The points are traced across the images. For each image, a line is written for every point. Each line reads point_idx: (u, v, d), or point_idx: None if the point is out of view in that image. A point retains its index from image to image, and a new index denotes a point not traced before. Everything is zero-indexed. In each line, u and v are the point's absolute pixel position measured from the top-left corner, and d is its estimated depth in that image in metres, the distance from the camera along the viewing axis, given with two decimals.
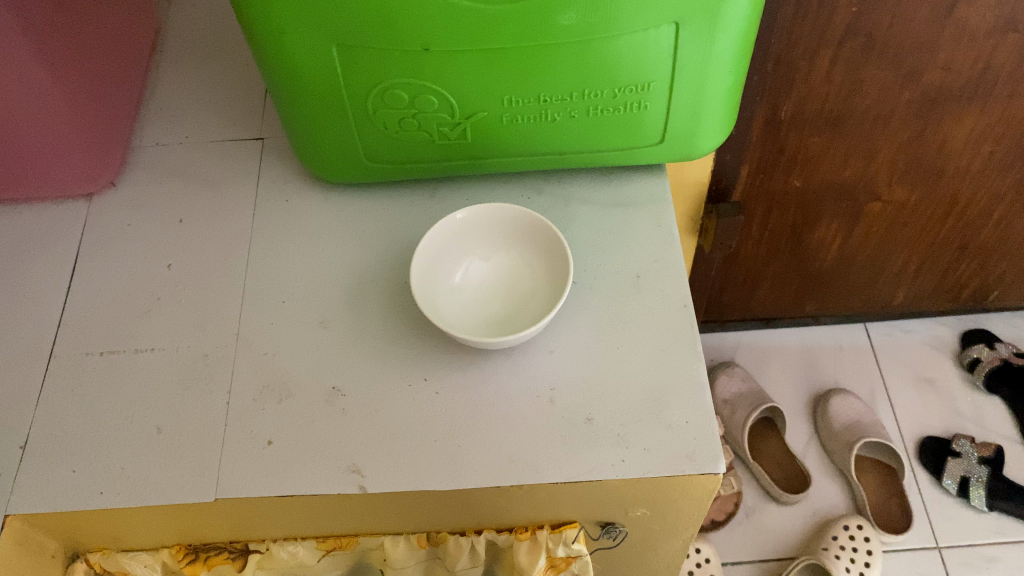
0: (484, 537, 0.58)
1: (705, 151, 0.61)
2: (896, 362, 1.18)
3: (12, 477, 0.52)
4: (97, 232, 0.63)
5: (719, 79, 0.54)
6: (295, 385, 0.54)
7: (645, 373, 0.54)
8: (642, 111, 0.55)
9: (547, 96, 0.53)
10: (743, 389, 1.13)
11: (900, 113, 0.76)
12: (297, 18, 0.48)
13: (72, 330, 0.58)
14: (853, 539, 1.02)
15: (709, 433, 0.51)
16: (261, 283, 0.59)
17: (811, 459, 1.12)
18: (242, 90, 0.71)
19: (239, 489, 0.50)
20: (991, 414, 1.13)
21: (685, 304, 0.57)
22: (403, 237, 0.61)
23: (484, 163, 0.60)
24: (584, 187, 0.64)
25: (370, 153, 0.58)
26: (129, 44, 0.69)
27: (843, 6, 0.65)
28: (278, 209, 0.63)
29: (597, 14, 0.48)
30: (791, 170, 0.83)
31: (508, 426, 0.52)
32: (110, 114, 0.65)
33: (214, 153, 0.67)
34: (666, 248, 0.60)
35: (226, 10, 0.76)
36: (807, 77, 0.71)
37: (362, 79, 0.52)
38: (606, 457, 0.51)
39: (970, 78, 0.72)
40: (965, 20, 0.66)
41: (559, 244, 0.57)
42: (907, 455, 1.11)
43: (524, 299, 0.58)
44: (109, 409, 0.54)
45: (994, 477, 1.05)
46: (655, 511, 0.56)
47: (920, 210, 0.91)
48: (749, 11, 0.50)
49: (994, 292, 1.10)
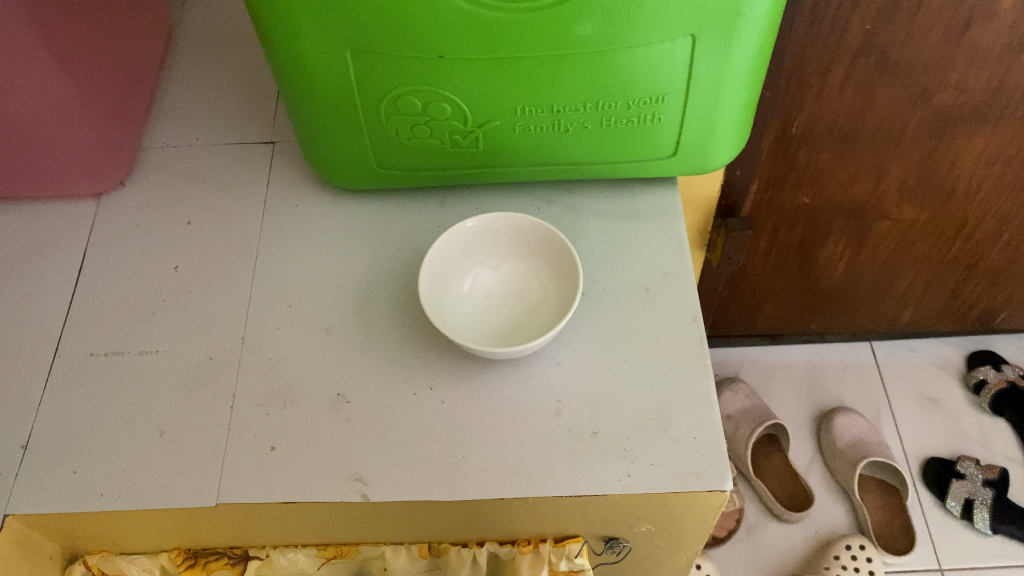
0: (486, 549, 0.57)
1: (716, 166, 0.60)
2: (902, 381, 1.18)
3: (12, 477, 0.51)
4: (105, 232, 0.63)
5: (733, 93, 0.54)
6: (299, 391, 0.54)
7: (652, 387, 0.54)
8: (655, 123, 0.55)
9: (560, 106, 0.53)
10: (748, 405, 1.12)
11: (912, 131, 0.76)
12: (311, 22, 0.48)
13: (76, 330, 0.58)
14: (854, 559, 1.01)
15: (717, 450, 0.51)
16: (268, 288, 0.59)
17: (815, 477, 1.12)
18: (253, 93, 0.70)
19: (240, 494, 0.50)
20: (996, 437, 1.12)
21: (695, 318, 0.56)
22: (411, 244, 0.60)
23: (494, 172, 0.59)
24: (594, 198, 0.63)
25: (381, 159, 0.58)
26: (142, 44, 0.69)
27: (856, 23, 0.64)
28: (286, 214, 0.63)
29: (612, 25, 0.47)
30: (801, 186, 0.83)
31: (512, 437, 0.52)
32: (120, 115, 0.65)
33: (224, 156, 0.66)
34: (675, 261, 0.59)
35: (240, 13, 0.76)
36: (819, 94, 0.71)
37: (375, 85, 0.52)
38: (612, 472, 0.50)
39: (982, 99, 0.72)
40: (979, 41, 0.66)
41: (569, 255, 0.56)
42: (911, 476, 1.10)
43: (532, 310, 0.58)
44: (111, 412, 0.54)
45: (998, 499, 1.04)
46: (660, 527, 0.55)
47: (929, 229, 0.90)
48: (766, 26, 0.50)
49: (1001, 313, 1.10)
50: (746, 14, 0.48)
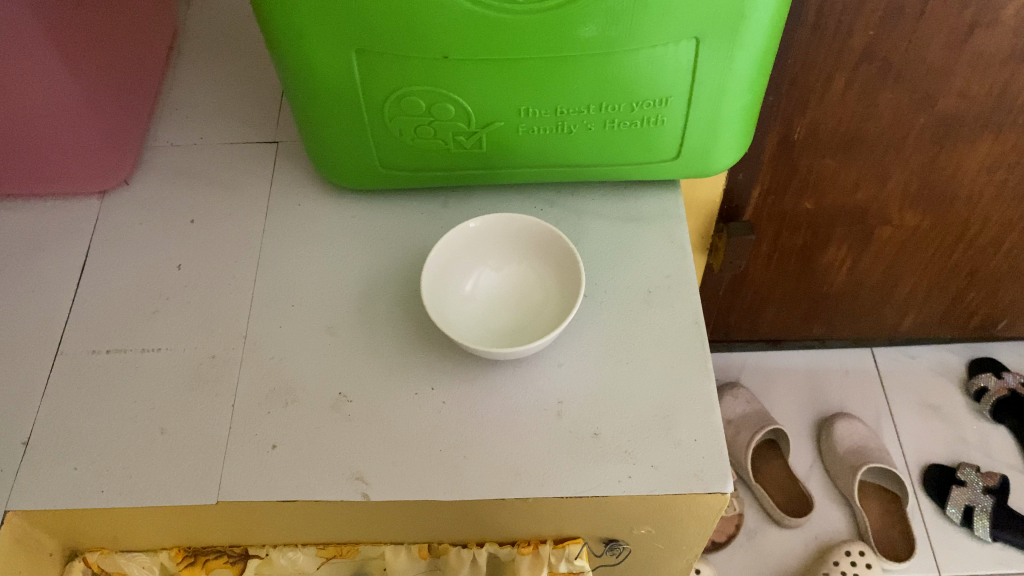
0: (486, 550, 0.57)
1: (719, 169, 0.60)
2: (902, 388, 1.18)
3: (13, 472, 0.51)
4: (108, 230, 0.63)
5: (737, 96, 0.54)
6: (301, 390, 0.54)
7: (654, 390, 0.54)
8: (658, 126, 0.55)
9: (564, 107, 0.53)
10: (748, 410, 1.12)
11: (914, 137, 0.76)
12: (316, 22, 0.48)
13: (79, 327, 0.58)
14: (854, 565, 1.01)
15: (718, 452, 0.51)
16: (271, 287, 0.59)
17: (814, 483, 1.11)
18: (258, 93, 0.71)
19: (241, 493, 0.50)
20: (997, 444, 1.12)
21: (696, 321, 0.56)
22: (414, 244, 0.61)
23: (497, 173, 0.59)
24: (597, 200, 0.63)
25: (385, 159, 0.58)
26: (148, 43, 0.69)
27: (860, 28, 0.64)
28: (289, 213, 0.63)
29: (617, 27, 0.48)
30: (803, 191, 0.83)
31: (514, 439, 0.52)
32: (124, 114, 0.65)
33: (228, 155, 0.67)
34: (677, 263, 0.59)
35: (245, 14, 0.76)
36: (822, 99, 0.71)
37: (380, 86, 0.52)
38: (613, 474, 0.50)
39: (985, 106, 0.72)
40: (982, 48, 0.66)
41: (571, 257, 0.56)
42: (911, 482, 1.10)
43: (534, 311, 0.58)
44: (113, 409, 0.54)
45: (998, 507, 1.04)
46: (660, 529, 0.55)
47: (931, 236, 0.90)
48: (770, 30, 0.50)
49: (1002, 320, 1.10)
50: (750, 17, 0.48)
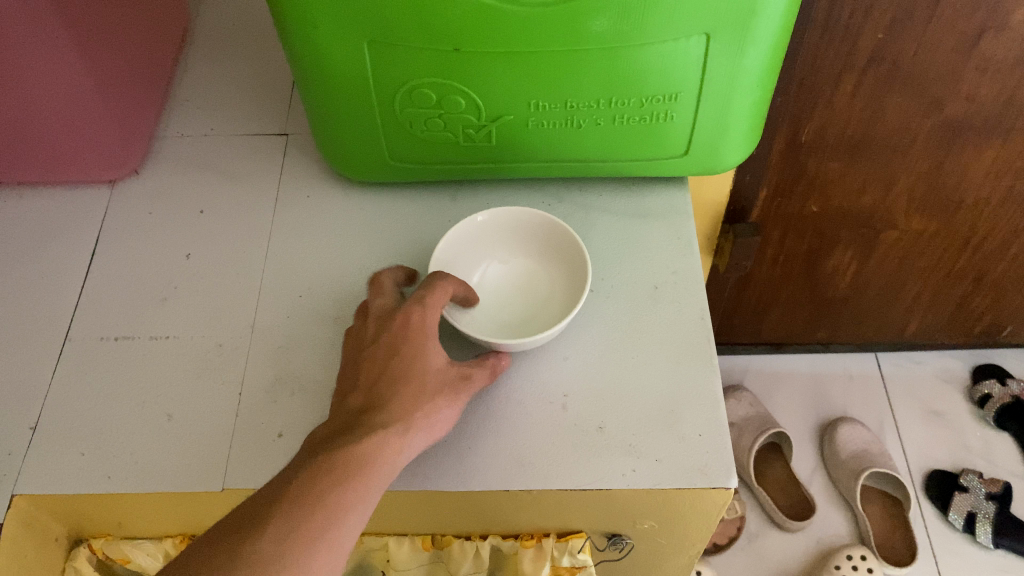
0: (489, 542, 0.58)
1: (727, 166, 0.60)
2: (906, 393, 1.18)
3: (21, 457, 0.52)
4: (119, 220, 0.63)
5: (746, 93, 0.54)
6: (308, 380, 0.54)
7: (659, 385, 0.54)
8: (667, 121, 0.55)
9: (573, 102, 0.54)
10: (752, 413, 1.12)
11: (921, 141, 0.76)
12: (329, 13, 0.49)
13: (88, 315, 0.58)
14: (855, 570, 1.00)
15: (723, 447, 0.51)
16: (279, 277, 0.59)
17: (817, 486, 1.11)
18: (269, 87, 0.71)
19: (246, 480, 0.50)
20: (1000, 450, 1.12)
21: (703, 317, 0.57)
22: (422, 237, 0.61)
23: (506, 166, 0.60)
24: (605, 197, 0.64)
25: (394, 151, 0.59)
26: (161, 36, 0.70)
27: (869, 31, 0.65)
28: (299, 205, 0.63)
29: (628, 22, 0.48)
30: (809, 193, 0.83)
31: (519, 432, 0.52)
32: (138, 104, 0.66)
33: (238, 148, 0.67)
34: (684, 260, 0.60)
35: (257, 9, 0.77)
36: (829, 101, 0.71)
37: (390, 78, 0.53)
38: (617, 467, 0.50)
39: (993, 111, 0.72)
40: (990, 53, 0.66)
41: (574, 246, 0.57)
42: (914, 487, 1.10)
43: (540, 304, 0.59)
44: (121, 395, 0.54)
45: (1000, 513, 1.04)
46: (664, 524, 0.55)
47: (936, 241, 0.91)
48: (780, 28, 0.50)
49: (1007, 327, 1.10)
50: (761, 14, 0.48)
